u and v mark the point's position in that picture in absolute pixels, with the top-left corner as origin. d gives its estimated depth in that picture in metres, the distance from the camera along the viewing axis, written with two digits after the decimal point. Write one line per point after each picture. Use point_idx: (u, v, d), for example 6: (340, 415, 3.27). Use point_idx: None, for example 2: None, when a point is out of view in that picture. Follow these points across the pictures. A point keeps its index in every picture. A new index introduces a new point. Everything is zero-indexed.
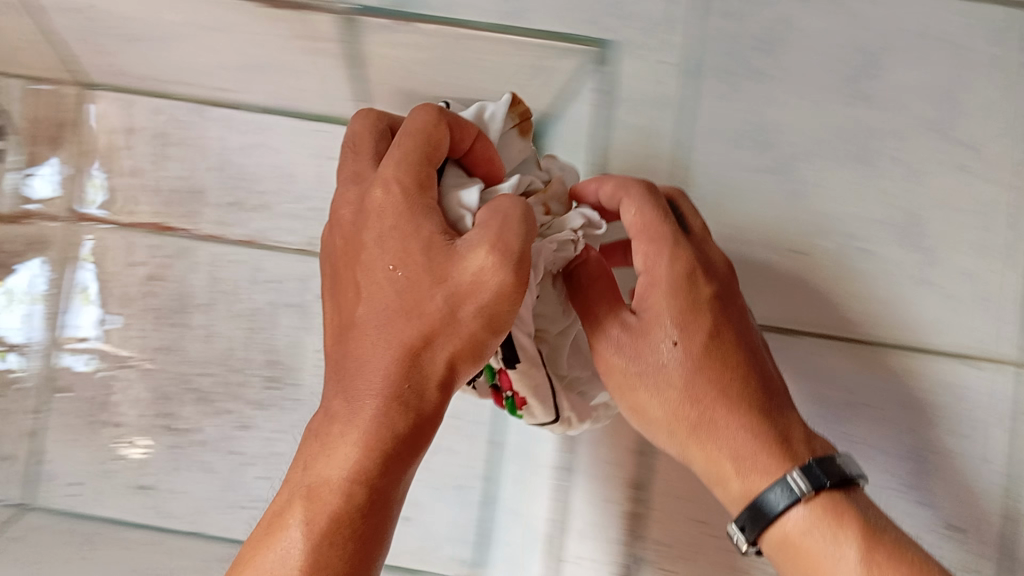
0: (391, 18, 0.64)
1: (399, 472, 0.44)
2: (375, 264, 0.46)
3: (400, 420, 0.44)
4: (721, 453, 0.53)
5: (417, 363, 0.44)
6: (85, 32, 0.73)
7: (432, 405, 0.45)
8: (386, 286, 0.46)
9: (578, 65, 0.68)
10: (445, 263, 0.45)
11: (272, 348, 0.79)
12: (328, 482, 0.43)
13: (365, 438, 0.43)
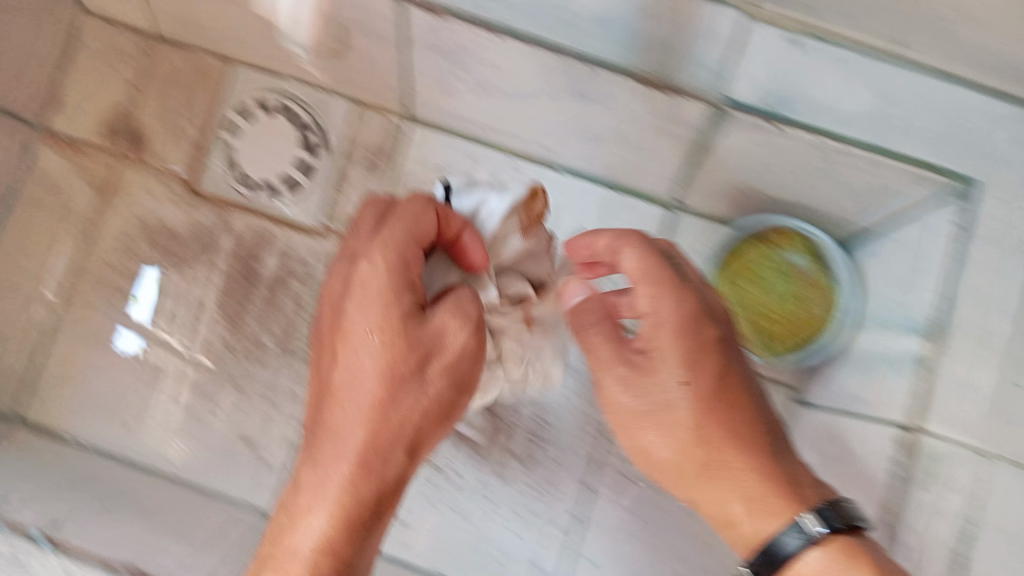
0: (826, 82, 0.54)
1: (367, 534, 0.50)
2: (355, 335, 0.50)
3: (366, 485, 0.49)
4: (727, 492, 0.54)
5: (389, 435, 0.49)
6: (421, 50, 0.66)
7: (398, 464, 0.51)
8: (360, 361, 0.49)
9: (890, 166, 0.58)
10: (416, 337, 0.49)
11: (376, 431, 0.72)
12: (305, 550, 0.49)
13: (340, 506, 0.49)
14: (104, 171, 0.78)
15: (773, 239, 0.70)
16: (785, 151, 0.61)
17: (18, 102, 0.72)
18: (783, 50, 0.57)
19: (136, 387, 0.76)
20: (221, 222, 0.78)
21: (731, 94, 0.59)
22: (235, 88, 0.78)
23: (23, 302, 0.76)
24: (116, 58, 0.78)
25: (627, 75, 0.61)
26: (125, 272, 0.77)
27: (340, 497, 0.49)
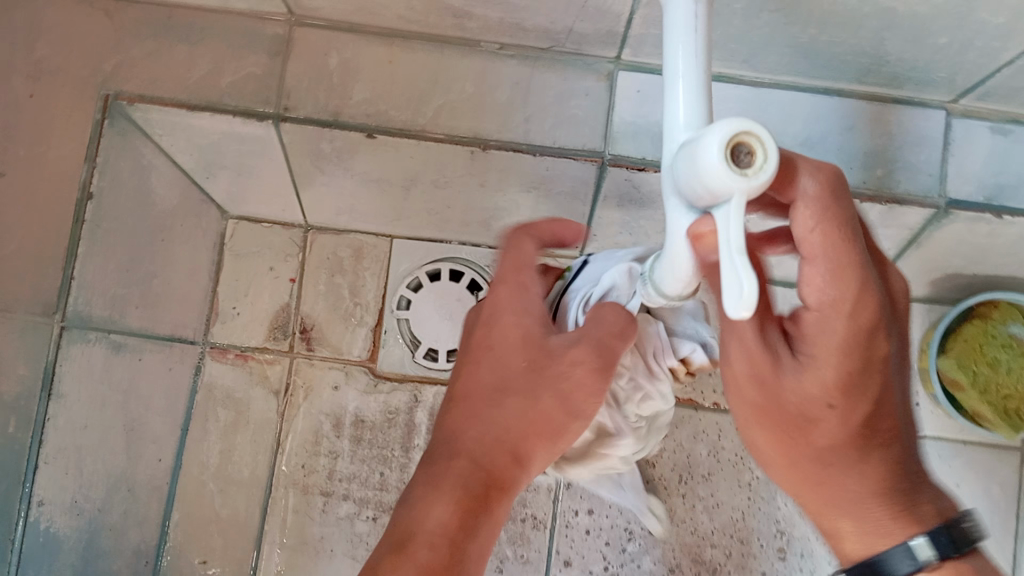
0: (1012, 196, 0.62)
1: (479, 530, 0.48)
2: (497, 352, 0.51)
3: (464, 518, 0.48)
4: (830, 511, 0.47)
5: (509, 435, 0.50)
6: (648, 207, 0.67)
7: (505, 484, 0.50)
8: (493, 371, 0.51)
9: None
10: (545, 361, 0.50)
11: (602, 522, 0.77)
12: (425, 519, 0.47)
13: (450, 486, 0.49)
14: (281, 365, 0.79)
15: (987, 315, 0.72)
16: (1002, 234, 0.64)
17: (175, 326, 0.74)
18: (999, 143, 0.61)
19: (349, 534, 0.76)
20: (411, 394, 0.78)
21: (950, 194, 0.62)
22: (403, 263, 0.80)
23: (261, 501, 0.77)
24: (282, 232, 0.80)
25: (858, 195, 0.61)
26: (347, 476, 0.77)
27: (481, 475, 0.49)
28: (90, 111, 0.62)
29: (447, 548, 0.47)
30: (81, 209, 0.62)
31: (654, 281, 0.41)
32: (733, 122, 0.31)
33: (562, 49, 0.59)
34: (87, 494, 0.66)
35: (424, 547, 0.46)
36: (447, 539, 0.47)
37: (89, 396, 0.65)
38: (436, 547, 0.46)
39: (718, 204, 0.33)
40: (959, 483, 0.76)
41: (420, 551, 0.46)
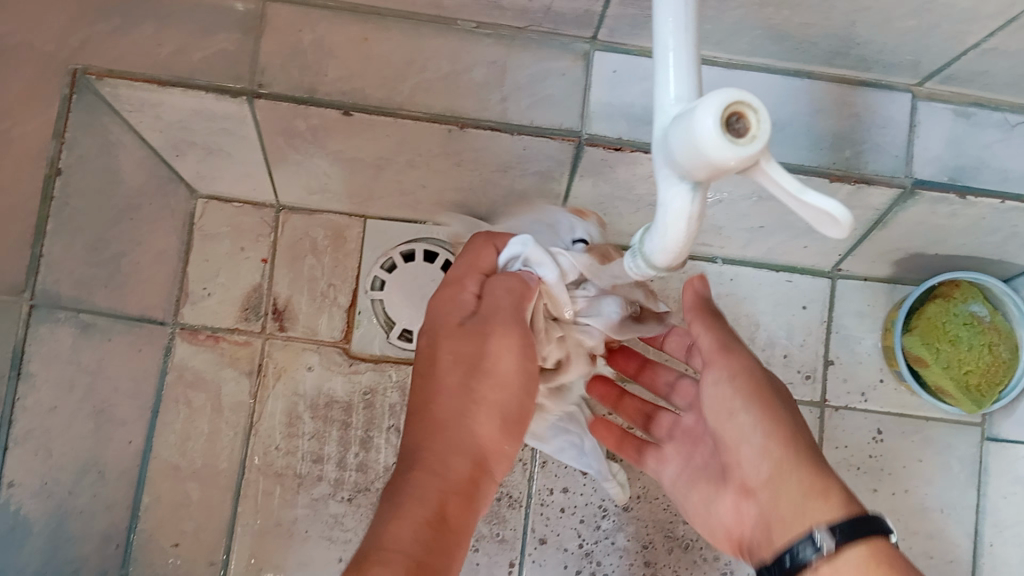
0: (979, 176, 0.62)
1: (443, 548, 0.46)
2: (442, 357, 0.51)
3: (425, 524, 0.46)
4: (789, 495, 0.48)
5: (463, 442, 0.50)
6: (623, 187, 0.68)
7: (462, 486, 0.49)
8: (442, 375, 0.51)
9: (999, 212, 0.64)
10: (481, 352, 0.51)
11: (577, 499, 0.78)
12: (388, 539, 0.45)
13: (412, 499, 0.47)
14: (251, 348, 0.79)
15: (948, 295, 0.75)
16: (962, 215, 0.65)
17: (144, 307, 0.73)
18: (959, 126, 0.62)
19: (323, 515, 0.76)
20: (386, 376, 0.78)
21: (915, 175, 0.62)
22: (375, 243, 0.80)
23: (233, 484, 0.76)
24: (252, 211, 0.80)
25: (827, 176, 0.61)
26: (320, 458, 0.77)
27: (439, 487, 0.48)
28: (57, 86, 0.60)
29: (406, 562, 0.44)
30: (49, 185, 0.59)
31: (644, 254, 0.43)
32: (727, 92, 0.33)
33: (538, 28, 0.60)
34: (57, 477, 0.63)
35: (381, 563, 0.43)
36: (414, 555, 0.45)
37: (58, 376, 0.62)
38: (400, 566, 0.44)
39: (710, 168, 0.35)
40: (921, 458, 0.78)
41: (379, 567, 0.43)
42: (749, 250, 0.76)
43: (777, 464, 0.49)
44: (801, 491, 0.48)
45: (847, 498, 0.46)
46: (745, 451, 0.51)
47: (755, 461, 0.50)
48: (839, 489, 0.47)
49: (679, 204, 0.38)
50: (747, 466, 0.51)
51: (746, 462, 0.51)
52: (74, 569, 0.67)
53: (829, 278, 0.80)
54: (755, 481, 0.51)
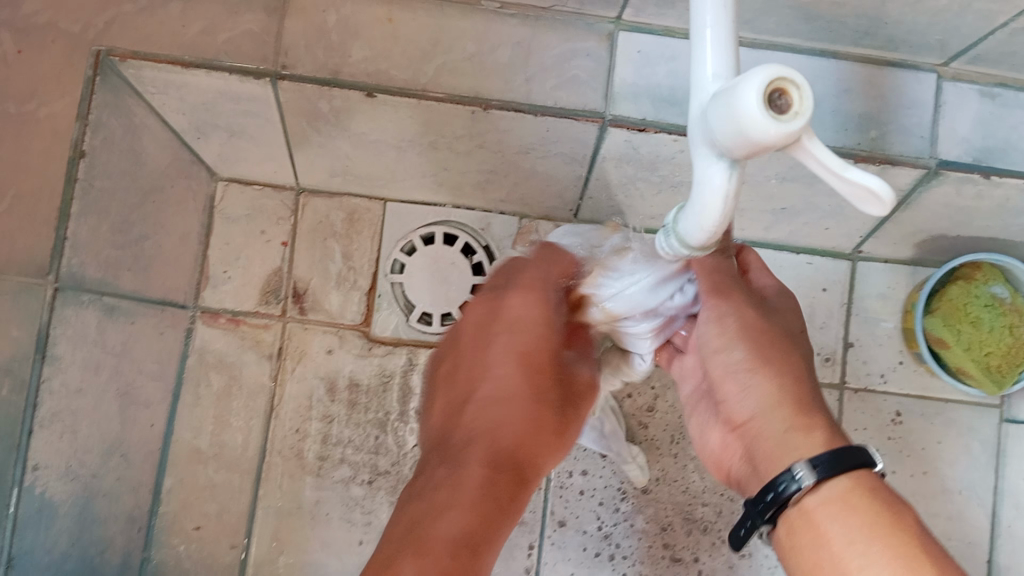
0: (1006, 155, 0.62)
1: (490, 525, 0.49)
2: (499, 361, 0.56)
3: (475, 517, 0.49)
4: (766, 434, 0.50)
5: (508, 436, 0.53)
6: (647, 169, 0.68)
7: (515, 494, 0.52)
8: (501, 380, 0.55)
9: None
10: (533, 372, 0.56)
11: (596, 482, 0.79)
12: (436, 519, 0.48)
13: (464, 486, 0.50)
14: (273, 330, 0.79)
15: (970, 277, 0.75)
16: (986, 196, 0.65)
17: (166, 290, 0.73)
18: (984, 107, 0.62)
19: (346, 497, 0.76)
20: (406, 359, 0.78)
21: (940, 155, 0.62)
22: (395, 226, 0.80)
23: (255, 467, 0.77)
24: (272, 195, 0.80)
25: (853, 156, 0.61)
26: (341, 441, 0.77)
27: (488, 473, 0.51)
28: (81, 67, 0.59)
29: (461, 537, 0.47)
30: (73, 168, 0.59)
31: (679, 234, 0.43)
32: (771, 69, 0.33)
33: (563, 8, 0.59)
34: (82, 459, 0.63)
35: (435, 541, 0.46)
36: (466, 544, 0.47)
37: (83, 358, 0.62)
38: (455, 555, 0.46)
39: (749, 145, 0.35)
40: (940, 440, 0.78)
41: (433, 549, 0.46)
42: (770, 232, 0.76)
43: (764, 400, 0.51)
44: (786, 426, 0.49)
45: (830, 435, 0.48)
46: (733, 388, 0.53)
47: (743, 397, 0.52)
48: (821, 425, 0.48)
49: (717, 183, 0.38)
50: (735, 402, 0.53)
51: (734, 398, 0.53)
52: (101, 549, 0.67)
53: (849, 261, 0.80)
54: (742, 417, 0.53)
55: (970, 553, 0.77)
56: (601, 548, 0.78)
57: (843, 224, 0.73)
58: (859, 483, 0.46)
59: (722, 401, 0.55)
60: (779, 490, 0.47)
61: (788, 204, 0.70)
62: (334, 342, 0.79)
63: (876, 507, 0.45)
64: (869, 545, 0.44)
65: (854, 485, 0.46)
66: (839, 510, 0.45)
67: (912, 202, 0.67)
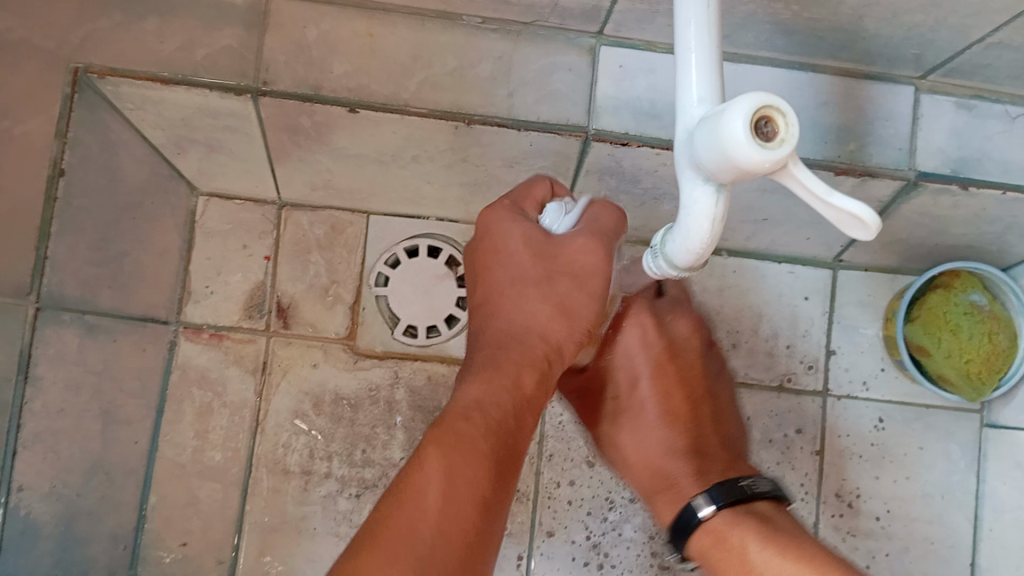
0: (982, 165, 0.62)
1: (524, 422, 0.49)
2: (509, 234, 0.51)
3: (504, 399, 0.48)
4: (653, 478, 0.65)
5: (543, 322, 0.50)
6: (630, 182, 0.68)
7: (513, 427, 0.48)
8: (517, 258, 0.51)
9: (1003, 203, 0.65)
10: (549, 257, 0.50)
11: (583, 492, 0.79)
12: (463, 403, 0.47)
13: (494, 366, 0.49)
14: (256, 345, 0.78)
15: (949, 285, 0.76)
16: (964, 205, 0.66)
17: (148, 306, 0.73)
18: (961, 118, 0.62)
19: (331, 512, 0.76)
20: (391, 372, 0.78)
21: (919, 167, 0.62)
22: (379, 239, 0.80)
23: (241, 482, 0.76)
24: (253, 209, 0.79)
25: (833, 169, 0.61)
26: (327, 455, 0.77)
27: (520, 362, 0.49)
28: (58, 85, 0.58)
29: (487, 429, 0.46)
30: (53, 186, 0.58)
31: (666, 255, 0.43)
32: (754, 96, 0.33)
33: (544, 23, 0.58)
34: (65, 479, 0.63)
35: (464, 420, 0.46)
36: (502, 424, 0.47)
37: (64, 378, 0.62)
38: (472, 422, 0.46)
39: (735, 171, 0.35)
40: (922, 446, 0.79)
41: (455, 446, 0.45)
42: (752, 242, 0.77)
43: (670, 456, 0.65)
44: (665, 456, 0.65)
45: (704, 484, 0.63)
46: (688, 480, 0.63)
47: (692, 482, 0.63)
48: (681, 483, 0.64)
49: (704, 208, 0.39)
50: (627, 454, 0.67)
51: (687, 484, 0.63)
52: (84, 570, 0.67)
53: (831, 269, 0.81)
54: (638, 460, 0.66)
55: (952, 558, 0.78)
56: (589, 558, 0.78)
57: (824, 235, 0.74)
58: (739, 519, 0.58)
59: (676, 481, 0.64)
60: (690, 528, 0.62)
61: (770, 216, 0.71)
62: (317, 355, 0.78)
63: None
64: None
65: (734, 521, 0.58)
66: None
67: (893, 213, 0.68)
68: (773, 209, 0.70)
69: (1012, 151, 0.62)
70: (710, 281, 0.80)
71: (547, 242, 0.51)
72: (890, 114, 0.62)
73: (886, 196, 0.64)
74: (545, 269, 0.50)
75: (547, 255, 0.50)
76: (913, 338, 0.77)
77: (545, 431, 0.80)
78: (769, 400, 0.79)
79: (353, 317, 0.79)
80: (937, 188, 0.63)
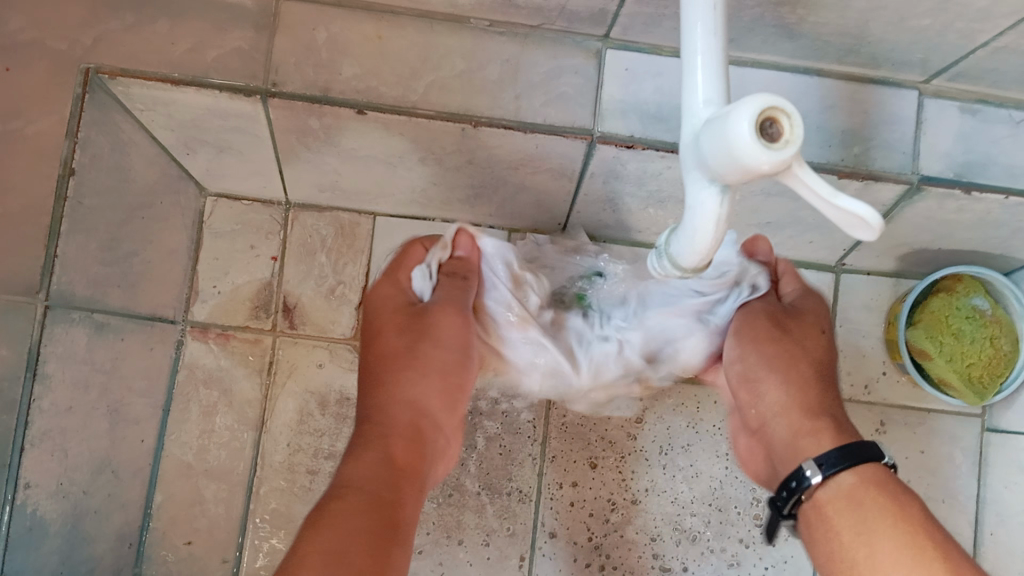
0: (985, 170, 0.63)
1: (403, 473, 0.52)
2: (389, 299, 0.62)
3: (372, 462, 0.51)
4: (785, 414, 0.56)
5: (417, 402, 0.56)
6: (636, 185, 0.69)
7: (390, 478, 0.51)
8: (398, 318, 0.60)
9: (1005, 207, 0.65)
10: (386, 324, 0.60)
11: (586, 494, 0.79)
12: (346, 479, 0.49)
13: (372, 445, 0.52)
14: (262, 345, 0.79)
15: (952, 289, 0.77)
16: (967, 210, 0.66)
17: (156, 306, 0.73)
18: (964, 123, 0.63)
19: None
20: None
21: (922, 171, 0.62)
22: (385, 240, 0.80)
23: (246, 482, 0.77)
24: (260, 209, 0.80)
25: (836, 172, 0.61)
26: (332, 455, 0.77)
27: (382, 434, 0.54)
28: (70, 86, 0.59)
29: (370, 500, 0.48)
30: (64, 185, 0.59)
31: (671, 255, 0.44)
32: (760, 98, 0.34)
33: (551, 27, 0.59)
34: (73, 476, 0.63)
35: (355, 493, 0.48)
36: (373, 488, 0.49)
37: (73, 376, 0.62)
38: (359, 494, 0.48)
39: (742, 172, 0.36)
40: (924, 449, 0.79)
41: (335, 507, 0.46)
42: (758, 245, 0.77)
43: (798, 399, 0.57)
44: (794, 430, 0.55)
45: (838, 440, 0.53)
46: (760, 386, 0.59)
47: (772, 394, 0.58)
48: (830, 433, 0.53)
49: (709, 207, 0.39)
50: (763, 399, 0.59)
51: (762, 395, 0.59)
52: (91, 568, 0.67)
53: (834, 273, 0.81)
54: (767, 410, 0.58)
55: None
56: (591, 560, 0.78)
57: (828, 239, 0.74)
58: (863, 479, 0.50)
59: (751, 400, 0.60)
60: (792, 487, 0.52)
61: (774, 219, 0.71)
62: (323, 355, 0.79)
63: (889, 497, 0.48)
64: (872, 529, 0.48)
65: (859, 484, 0.50)
66: (844, 507, 0.49)
67: (896, 217, 0.68)
68: (777, 213, 0.70)
69: (1014, 156, 0.63)
70: None
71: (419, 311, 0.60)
72: (893, 118, 0.62)
73: (889, 200, 0.65)
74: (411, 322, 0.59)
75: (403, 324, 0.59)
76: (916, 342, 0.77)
77: (549, 433, 0.80)
78: None
79: (358, 318, 0.79)
80: (940, 193, 0.64)
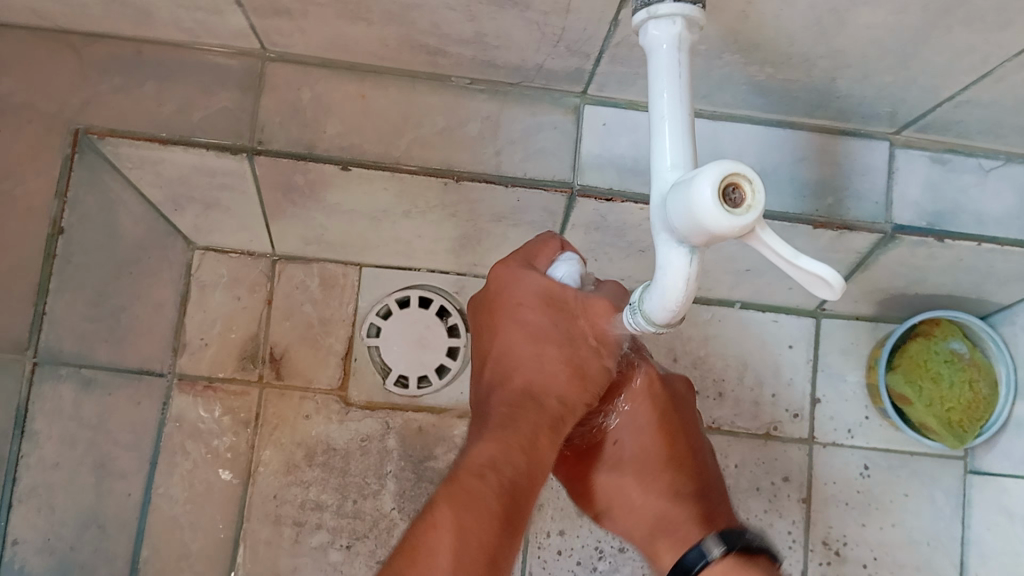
0: (956, 219, 0.64)
1: (535, 462, 0.50)
2: (527, 283, 0.52)
3: (494, 453, 0.49)
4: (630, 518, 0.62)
5: (549, 384, 0.52)
6: (616, 236, 0.70)
7: (514, 476, 0.49)
8: (530, 295, 0.52)
9: (979, 254, 0.66)
10: (515, 306, 0.53)
11: (572, 541, 0.80)
12: (473, 456, 0.49)
13: (509, 433, 0.50)
14: (249, 396, 0.79)
15: (929, 333, 0.79)
16: (939, 256, 0.67)
17: (143, 359, 0.74)
18: (935, 172, 0.64)
19: (322, 563, 0.77)
20: (382, 422, 0.79)
21: (895, 220, 0.64)
22: (371, 290, 0.81)
23: (234, 533, 0.77)
24: (248, 263, 0.81)
25: (811, 223, 0.63)
26: (318, 506, 0.78)
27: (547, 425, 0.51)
28: (58, 146, 0.60)
29: (493, 482, 0.48)
30: (52, 244, 0.61)
31: (644, 312, 0.45)
32: (722, 166, 0.35)
33: (530, 85, 0.61)
34: (59, 532, 0.64)
35: (472, 478, 0.48)
36: (495, 474, 0.48)
37: (60, 433, 0.63)
38: (483, 475, 0.48)
39: (707, 235, 0.37)
40: (907, 492, 0.80)
41: (468, 483, 0.48)
42: (741, 292, 0.79)
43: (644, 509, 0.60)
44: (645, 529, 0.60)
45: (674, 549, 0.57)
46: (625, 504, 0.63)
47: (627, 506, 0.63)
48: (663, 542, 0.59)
49: (677, 266, 0.40)
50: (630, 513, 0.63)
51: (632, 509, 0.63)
52: None
53: (814, 318, 0.82)
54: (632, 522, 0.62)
55: None
56: None
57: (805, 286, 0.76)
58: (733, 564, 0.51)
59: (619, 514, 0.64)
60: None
61: (754, 267, 0.73)
62: (310, 405, 0.80)
63: None
64: None
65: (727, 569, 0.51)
66: None
67: (872, 264, 0.70)
68: (755, 263, 0.72)
69: (981, 203, 0.64)
70: (696, 331, 0.82)
71: (548, 309, 0.52)
72: (864, 166, 0.64)
73: (864, 247, 0.66)
74: (555, 328, 0.52)
75: (555, 318, 0.52)
76: (899, 387, 0.78)
77: (535, 481, 0.80)
78: (755, 448, 0.80)
79: (345, 367, 0.80)
80: (912, 241, 0.65)
